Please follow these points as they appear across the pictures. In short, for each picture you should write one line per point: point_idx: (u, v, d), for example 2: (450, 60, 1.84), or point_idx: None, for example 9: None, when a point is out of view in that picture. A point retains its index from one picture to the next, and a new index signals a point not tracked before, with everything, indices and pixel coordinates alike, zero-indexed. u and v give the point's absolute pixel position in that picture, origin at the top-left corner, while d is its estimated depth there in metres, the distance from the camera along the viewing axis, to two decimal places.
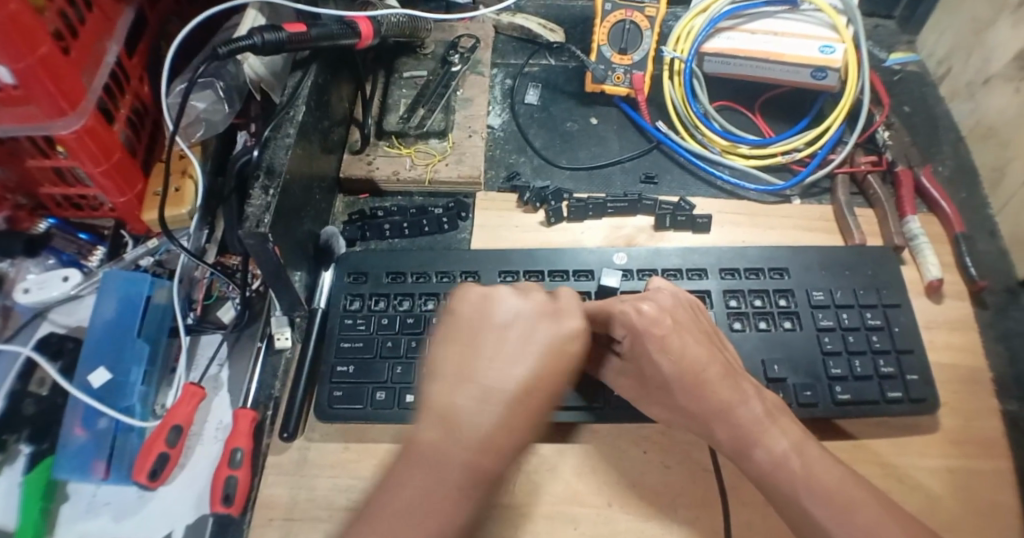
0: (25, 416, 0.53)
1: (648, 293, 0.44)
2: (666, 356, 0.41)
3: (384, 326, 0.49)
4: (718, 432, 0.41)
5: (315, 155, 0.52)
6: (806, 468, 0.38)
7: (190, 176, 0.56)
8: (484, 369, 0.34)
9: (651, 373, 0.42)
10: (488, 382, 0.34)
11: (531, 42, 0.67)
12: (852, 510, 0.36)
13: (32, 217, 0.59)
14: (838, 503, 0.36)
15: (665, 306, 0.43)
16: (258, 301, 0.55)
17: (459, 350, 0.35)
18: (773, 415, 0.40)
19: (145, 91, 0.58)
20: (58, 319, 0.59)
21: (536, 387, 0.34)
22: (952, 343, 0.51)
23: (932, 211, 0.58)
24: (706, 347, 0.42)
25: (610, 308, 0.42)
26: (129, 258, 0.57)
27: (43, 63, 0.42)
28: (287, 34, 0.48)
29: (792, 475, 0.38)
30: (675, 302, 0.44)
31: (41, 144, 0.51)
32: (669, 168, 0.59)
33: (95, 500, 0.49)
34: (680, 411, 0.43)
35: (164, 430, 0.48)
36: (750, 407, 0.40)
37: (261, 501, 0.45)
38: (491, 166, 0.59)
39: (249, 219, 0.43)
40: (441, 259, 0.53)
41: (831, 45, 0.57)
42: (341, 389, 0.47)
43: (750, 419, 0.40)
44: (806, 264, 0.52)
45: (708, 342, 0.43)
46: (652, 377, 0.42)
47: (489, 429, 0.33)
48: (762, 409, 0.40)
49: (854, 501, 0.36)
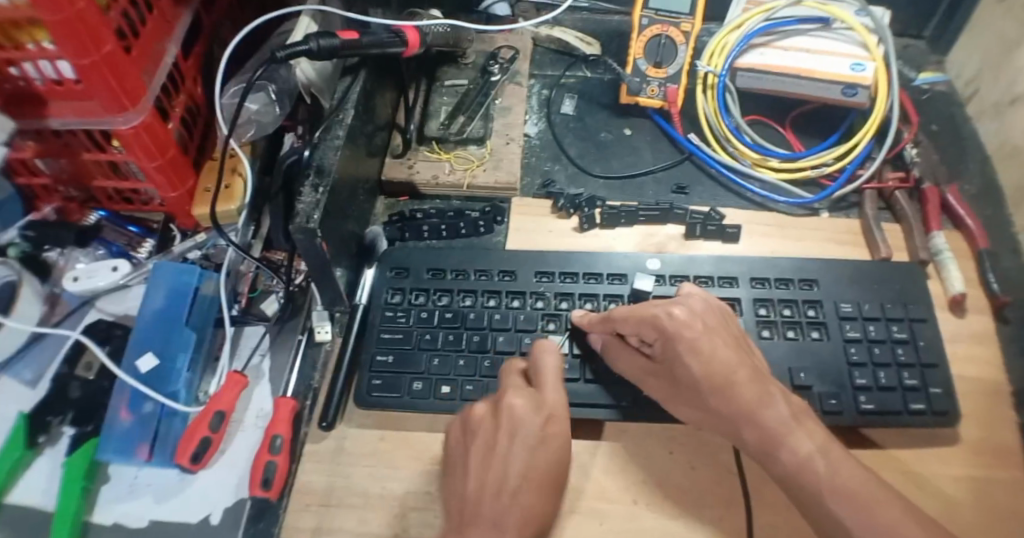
0: (70, 399, 0.55)
1: (681, 297, 0.46)
2: (696, 358, 0.42)
3: (423, 320, 0.52)
4: (745, 433, 0.42)
5: (360, 158, 0.55)
6: (831, 469, 0.38)
7: (240, 175, 0.58)
8: (491, 477, 0.39)
9: (682, 375, 0.44)
10: (492, 483, 0.39)
11: (568, 54, 0.69)
12: (876, 510, 0.36)
13: (81, 209, 0.64)
14: (861, 502, 0.37)
15: (695, 311, 0.44)
16: (300, 295, 0.58)
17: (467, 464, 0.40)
18: (799, 419, 0.41)
19: (200, 92, 0.60)
20: (107, 307, 0.61)
21: (535, 473, 0.40)
22: (976, 356, 0.52)
23: (957, 228, 0.58)
24: (736, 350, 0.43)
25: (646, 311, 0.44)
26: (178, 251, 0.61)
27: (107, 60, 0.45)
28: (339, 41, 0.50)
29: (817, 475, 0.38)
30: (705, 307, 0.45)
31: (98, 139, 0.54)
32: (699, 179, 0.61)
33: (137, 481, 0.51)
34: (710, 412, 0.43)
35: (207, 416, 0.50)
36: (778, 410, 0.41)
37: (298, 488, 0.47)
38: (526, 173, 0.61)
39: (299, 215, 0.45)
40: (480, 258, 0.55)
41: (862, 63, 0.58)
42: (379, 378, 0.50)
43: (777, 421, 0.41)
44: (836, 278, 0.53)
45: (737, 346, 0.44)
46: (683, 378, 0.44)
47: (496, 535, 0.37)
48: (789, 411, 0.41)
49: (878, 500, 0.37)
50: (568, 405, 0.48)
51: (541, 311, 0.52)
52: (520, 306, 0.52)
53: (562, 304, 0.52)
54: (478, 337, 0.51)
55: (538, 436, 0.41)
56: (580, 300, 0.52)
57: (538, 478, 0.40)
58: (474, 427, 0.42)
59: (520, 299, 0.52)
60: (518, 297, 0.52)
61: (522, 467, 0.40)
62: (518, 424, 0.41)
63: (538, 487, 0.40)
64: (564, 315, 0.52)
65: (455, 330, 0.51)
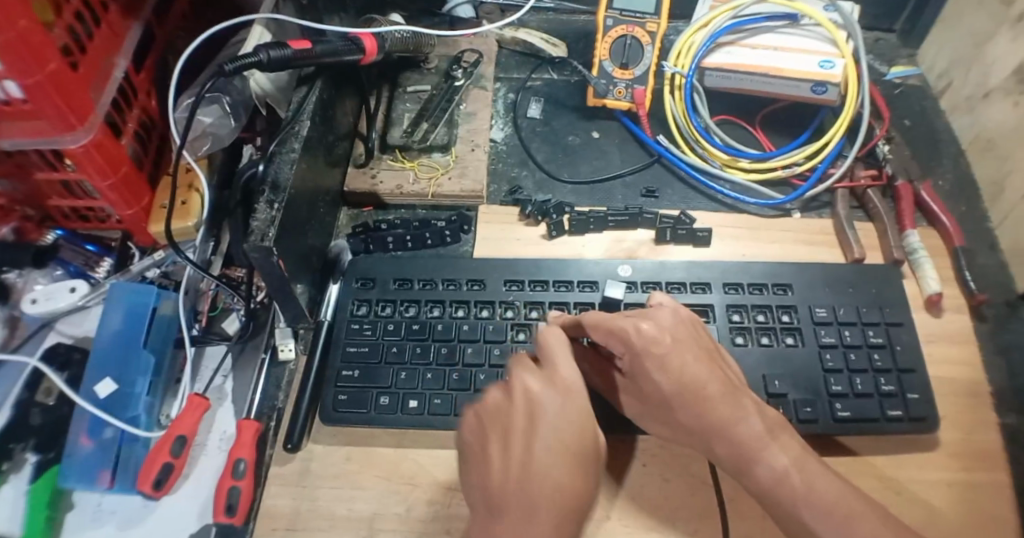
0: (31, 426, 0.54)
1: (650, 310, 0.45)
2: (664, 374, 0.42)
3: (390, 331, 0.50)
4: (717, 448, 0.41)
5: (321, 170, 0.53)
6: (807, 485, 0.37)
7: (196, 190, 0.56)
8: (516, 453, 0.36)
9: (649, 390, 0.43)
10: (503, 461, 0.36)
11: (534, 56, 0.68)
12: (852, 523, 0.35)
13: (39, 229, 0.61)
14: (838, 517, 0.36)
15: (664, 325, 0.43)
16: (263, 313, 0.56)
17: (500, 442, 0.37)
18: (773, 433, 0.40)
19: (153, 105, 0.58)
20: (65, 329, 0.59)
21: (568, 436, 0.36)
22: (951, 356, 0.51)
23: (931, 225, 0.58)
24: (708, 364, 0.42)
25: (612, 323, 0.43)
26: (136, 270, 0.59)
27: (52, 78, 0.43)
28: (293, 50, 0.48)
29: (793, 491, 0.38)
30: (676, 320, 0.44)
31: (50, 158, 0.51)
32: (670, 182, 0.60)
33: (101, 508, 0.49)
34: (681, 428, 0.43)
35: (168, 441, 0.49)
36: (751, 424, 0.40)
37: (263, 512, 0.46)
38: (493, 180, 0.60)
39: (253, 233, 0.43)
40: (448, 267, 0.53)
41: (831, 60, 0.57)
42: (346, 393, 0.48)
43: (752, 436, 0.40)
44: (810, 281, 0.52)
45: (709, 360, 0.43)
46: (651, 393, 0.43)
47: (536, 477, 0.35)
48: (763, 426, 0.40)
49: (855, 515, 0.36)
50: None
51: (510, 321, 0.51)
52: (489, 316, 0.51)
53: (532, 314, 0.51)
54: (446, 349, 0.49)
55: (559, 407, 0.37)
56: (551, 308, 0.51)
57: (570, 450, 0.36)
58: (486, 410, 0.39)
59: (489, 308, 0.51)
60: (487, 307, 0.51)
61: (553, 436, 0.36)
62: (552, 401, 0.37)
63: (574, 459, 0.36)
64: (534, 324, 0.50)
65: (422, 342, 0.50)
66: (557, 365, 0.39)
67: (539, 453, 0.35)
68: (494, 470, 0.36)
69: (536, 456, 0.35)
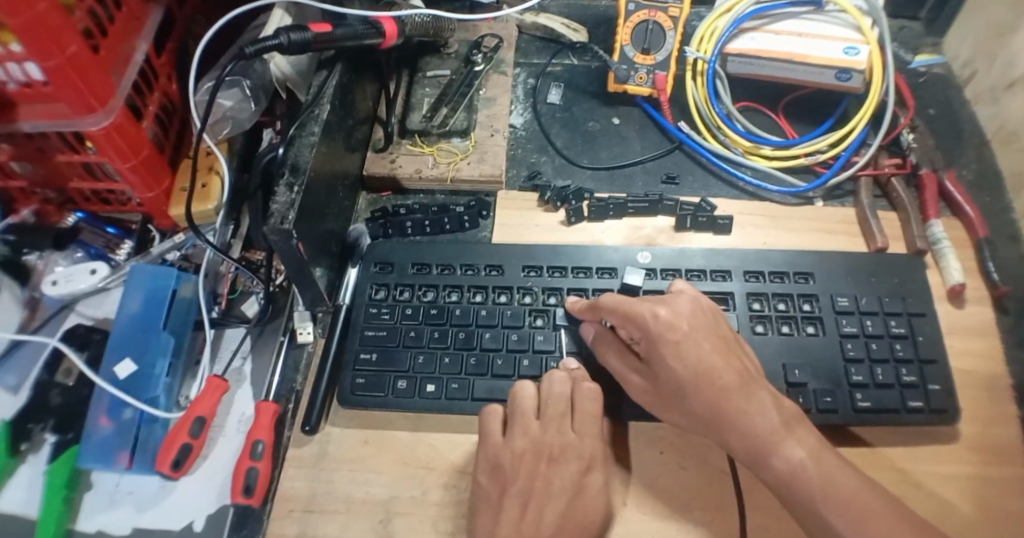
0: (50, 408, 0.54)
1: (668, 296, 0.45)
2: (679, 362, 0.42)
3: (408, 316, 0.50)
4: (730, 440, 0.41)
5: (340, 153, 0.53)
6: (824, 477, 0.37)
7: (217, 172, 0.57)
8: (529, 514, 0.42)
9: (665, 378, 0.43)
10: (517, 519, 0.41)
11: (555, 42, 0.67)
12: (868, 521, 0.35)
13: (60, 212, 0.61)
14: (854, 511, 0.36)
15: (681, 312, 0.43)
16: (281, 296, 0.56)
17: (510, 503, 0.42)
18: (789, 426, 0.40)
19: (173, 89, 0.58)
20: (85, 311, 0.60)
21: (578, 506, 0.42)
22: (974, 349, 0.50)
23: (955, 216, 0.57)
24: (723, 352, 0.42)
25: (632, 311, 0.44)
26: (155, 253, 0.59)
27: (73, 62, 0.43)
28: (312, 34, 0.48)
29: (811, 482, 0.37)
30: (694, 306, 0.44)
31: (71, 140, 0.52)
32: (690, 169, 0.59)
33: (119, 490, 0.49)
34: (695, 417, 0.42)
35: (187, 422, 0.49)
36: (768, 416, 0.40)
37: (280, 494, 0.46)
38: (512, 165, 0.60)
39: (273, 216, 0.44)
40: (466, 253, 0.53)
41: (856, 46, 0.56)
42: (363, 376, 0.48)
43: (768, 428, 0.39)
44: (832, 271, 0.51)
45: (725, 349, 0.43)
46: (666, 381, 0.43)
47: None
48: (779, 419, 0.40)
49: (870, 511, 0.36)
50: None
51: (528, 307, 0.50)
52: (507, 301, 0.51)
53: (550, 299, 0.51)
54: (464, 334, 0.49)
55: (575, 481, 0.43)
56: (569, 294, 0.51)
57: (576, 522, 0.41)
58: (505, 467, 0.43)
59: (507, 294, 0.51)
60: (505, 292, 0.51)
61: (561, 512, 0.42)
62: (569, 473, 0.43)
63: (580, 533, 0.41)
64: (553, 310, 0.50)
65: (440, 327, 0.50)
66: (582, 435, 0.44)
67: (549, 521, 0.41)
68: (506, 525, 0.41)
69: (548, 521, 0.42)
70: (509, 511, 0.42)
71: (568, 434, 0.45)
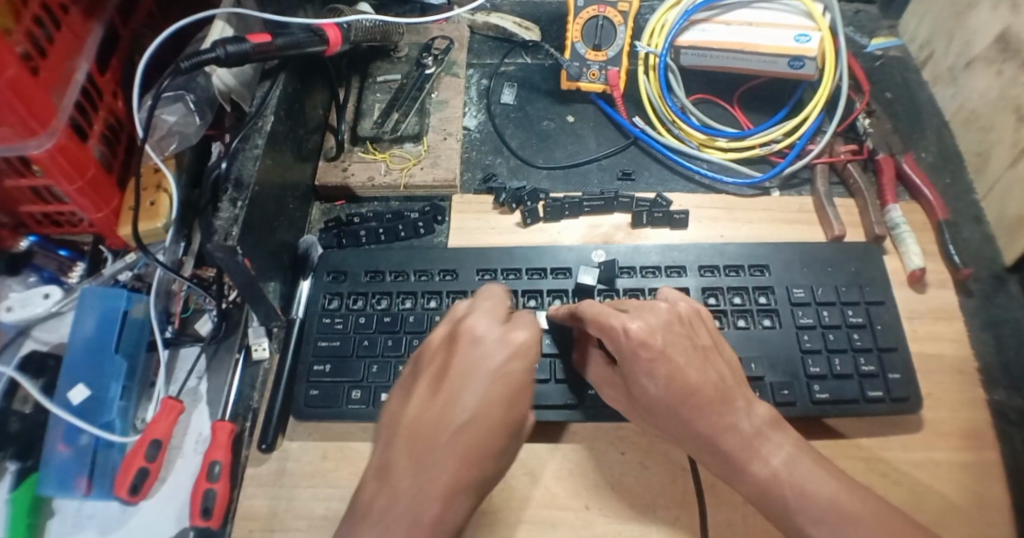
0: (9, 435, 0.53)
1: (644, 308, 0.42)
2: (652, 380, 0.40)
3: (362, 324, 0.49)
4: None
5: (289, 164, 0.52)
6: (807, 481, 0.37)
7: (164, 190, 0.55)
8: (454, 365, 0.34)
9: (640, 394, 0.41)
10: (426, 355, 0.37)
11: (506, 41, 0.66)
12: (853, 523, 0.35)
13: (14, 236, 0.59)
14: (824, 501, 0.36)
15: (655, 325, 0.40)
16: (235, 312, 0.56)
17: (432, 394, 0.34)
18: (770, 431, 0.39)
19: (120, 106, 0.57)
20: (41, 336, 0.59)
21: (493, 397, 0.34)
22: (938, 333, 0.50)
23: (914, 200, 0.57)
24: (699, 367, 0.40)
25: (603, 328, 0.41)
26: (107, 274, 0.58)
27: (13, 85, 0.42)
28: (250, 45, 0.47)
29: (794, 485, 0.37)
30: (667, 319, 0.41)
31: (17, 164, 0.50)
32: (646, 164, 0.59)
33: (80, 514, 0.49)
34: (671, 431, 0.42)
35: (143, 445, 0.48)
36: (745, 423, 0.39)
37: (240, 513, 0.45)
38: (466, 168, 0.59)
39: (216, 232, 0.42)
40: (421, 258, 0.52)
41: (807, 34, 0.56)
42: (317, 388, 0.48)
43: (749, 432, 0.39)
44: (787, 262, 0.51)
45: (703, 360, 0.40)
46: (641, 397, 0.41)
47: (467, 423, 0.33)
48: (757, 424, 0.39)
49: (859, 509, 0.35)
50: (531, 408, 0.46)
51: None
52: None
53: None
54: (418, 340, 0.49)
55: (495, 372, 0.34)
56: (524, 297, 0.50)
57: (496, 417, 0.33)
58: (427, 356, 0.36)
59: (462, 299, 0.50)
60: (460, 297, 0.50)
61: (477, 398, 0.33)
62: (512, 357, 0.34)
63: (494, 430, 0.33)
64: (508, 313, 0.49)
65: (394, 335, 0.49)
66: (514, 322, 0.36)
67: (466, 405, 0.33)
68: (411, 409, 0.34)
69: (464, 401, 0.33)
70: (414, 404, 0.34)
71: (499, 318, 0.36)
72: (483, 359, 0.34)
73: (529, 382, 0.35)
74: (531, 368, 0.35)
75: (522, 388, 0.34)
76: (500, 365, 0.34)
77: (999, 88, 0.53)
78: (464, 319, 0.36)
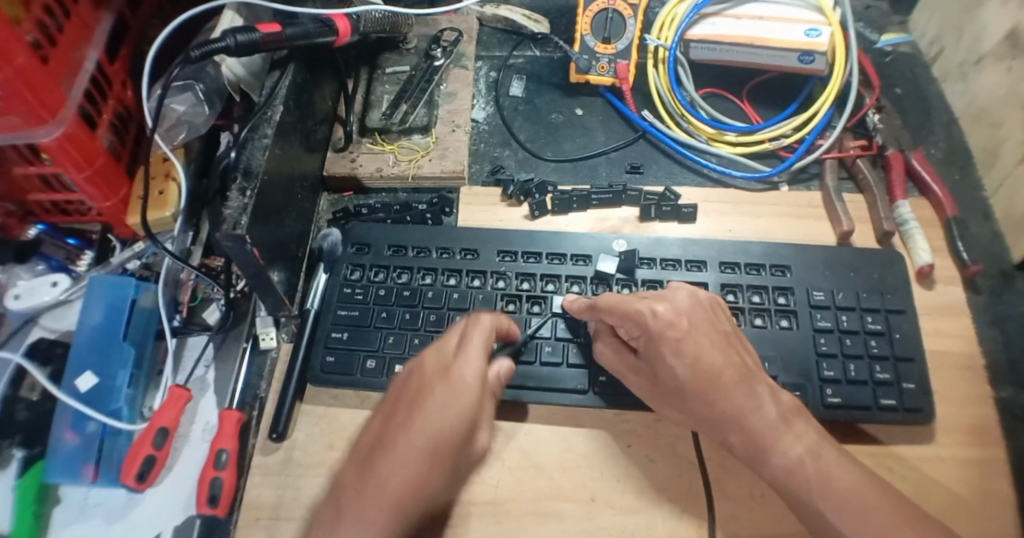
0: (17, 423, 0.53)
1: (666, 292, 0.44)
2: (678, 359, 0.40)
3: (381, 297, 0.50)
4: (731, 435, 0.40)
5: (297, 155, 0.52)
6: (821, 474, 0.37)
7: (173, 180, 0.55)
8: (405, 399, 0.38)
9: (665, 376, 0.42)
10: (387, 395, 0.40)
11: (515, 33, 0.66)
12: (868, 516, 0.35)
13: (21, 224, 0.59)
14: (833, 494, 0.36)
15: (681, 307, 0.42)
16: (243, 302, 0.56)
17: (381, 431, 0.37)
18: (788, 420, 0.39)
19: (129, 96, 0.57)
20: (49, 324, 0.59)
21: (434, 436, 0.36)
22: (946, 330, 0.50)
23: (923, 196, 0.57)
24: (723, 348, 0.41)
25: (632, 308, 0.42)
26: (116, 262, 0.58)
27: (21, 74, 0.42)
28: (260, 34, 0.47)
29: (807, 479, 0.37)
30: (692, 301, 0.43)
31: (27, 152, 0.50)
32: (655, 158, 0.59)
33: (87, 503, 0.49)
34: (693, 414, 0.42)
35: (150, 433, 0.48)
36: (764, 413, 0.39)
37: (246, 502, 0.45)
38: (475, 160, 0.59)
39: (225, 221, 0.42)
40: (444, 236, 0.53)
41: (817, 28, 0.56)
42: (333, 355, 0.49)
43: (765, 425, 0.39)
44: (810, 264, 0.51)
45: (725, 345, 0.41)
46: (667, 380, 0.42)
47: (406, 457, 0.35)
48: (778, 413, 0.39)
49: (870, 504, 0.35)
50: (543, 390, 0.47)
51: (501, 291, 0.50)
52: (480, 285, 0.51)
53: (523, 285, 0.50)
54: (435, 315, 0.49)
55: (437, 406, 0.36)
56: (542, 280, 0.50)
57: (433, 448, 0.36)
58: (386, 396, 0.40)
59: (480, 278, 0.51)
60: (479, 276, 0.51)
61: (418, 438, 0.36)
62: (455, 393, 0.37)
63: (432, 461, 0.36)
64: (525, 297, 0.50)
65: (412, 308, 0.50)
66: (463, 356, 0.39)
67: (407, 440, 0.36)
68: (369, 433, 0.38)
69: (404, 439, 0.36)
70: (366, 437, 0.38)
71: (451, 352, 0.40)
72: (429, 386, 0.37)
73: (473, 411, 0.37)
74: (472, 402, 0.37)
75: (463, 422, 0.37)
76: (443, 400, 0.37)
77: (1010, 84, 0.52)
78: (420, 357, 0.39)
